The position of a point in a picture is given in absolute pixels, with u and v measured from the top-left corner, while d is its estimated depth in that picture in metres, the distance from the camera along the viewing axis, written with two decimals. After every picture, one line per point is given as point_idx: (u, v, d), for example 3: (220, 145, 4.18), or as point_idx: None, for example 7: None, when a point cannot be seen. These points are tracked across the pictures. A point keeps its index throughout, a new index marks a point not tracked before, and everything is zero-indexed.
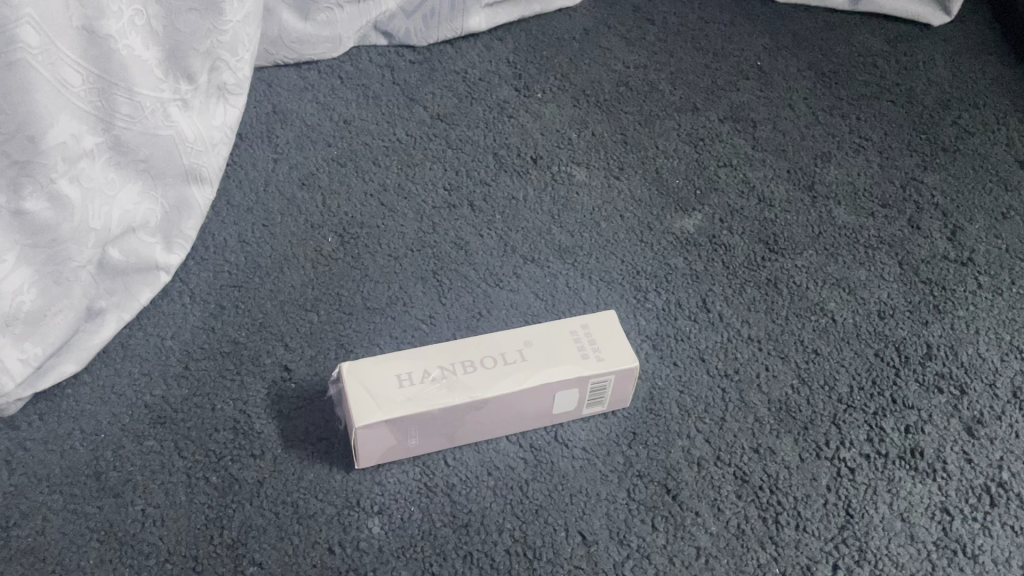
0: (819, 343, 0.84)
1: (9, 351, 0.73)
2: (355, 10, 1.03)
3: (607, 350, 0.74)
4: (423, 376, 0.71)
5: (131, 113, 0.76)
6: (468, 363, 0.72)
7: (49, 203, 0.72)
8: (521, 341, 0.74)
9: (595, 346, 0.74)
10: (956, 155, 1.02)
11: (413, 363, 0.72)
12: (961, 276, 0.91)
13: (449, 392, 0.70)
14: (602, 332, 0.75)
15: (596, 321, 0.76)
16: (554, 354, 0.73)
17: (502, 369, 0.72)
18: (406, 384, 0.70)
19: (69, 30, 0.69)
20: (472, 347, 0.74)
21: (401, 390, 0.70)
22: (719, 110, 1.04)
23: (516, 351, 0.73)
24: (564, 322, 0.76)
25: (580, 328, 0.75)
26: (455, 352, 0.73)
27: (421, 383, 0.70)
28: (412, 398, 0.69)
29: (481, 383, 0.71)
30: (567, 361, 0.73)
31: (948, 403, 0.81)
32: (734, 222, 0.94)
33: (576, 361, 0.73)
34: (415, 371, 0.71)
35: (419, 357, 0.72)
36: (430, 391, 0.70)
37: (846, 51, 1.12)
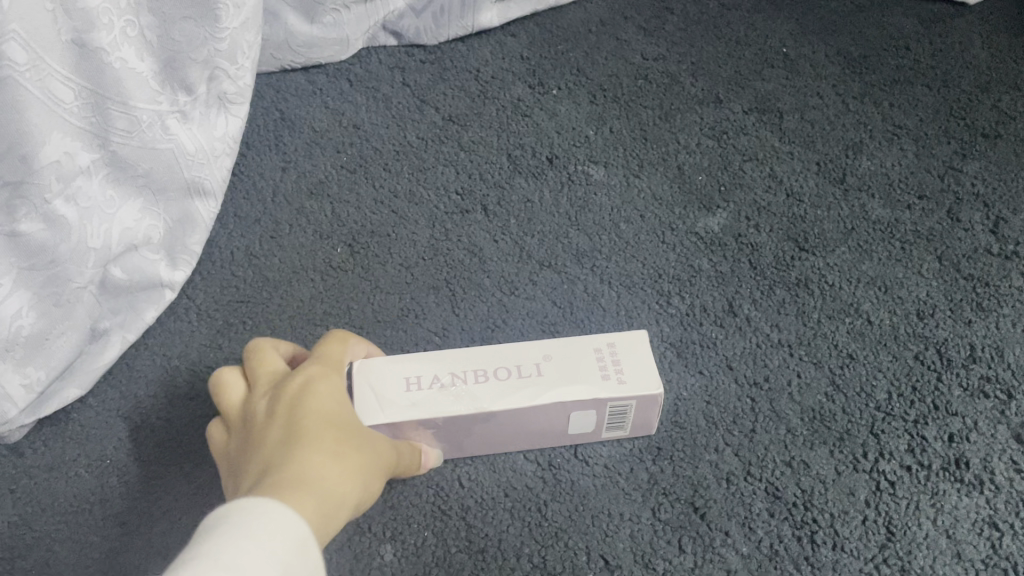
0: (854, 347, 0.80)
1: (10, 377, 0.71)
2: (363, 10, 0.99)
3: (630, 373, 0.68)
4: (432, 382, 0.67)
5: (128, 128, 0.73)
6: (481, 373, 0.68)
7: (45, 224, 0.70)
8: (540, 353, 0.69)
9: (619, 367, 0.68)
10: (997, 140, 0.96)
11: (424, 367, 0.68)
12: (1006, 271, 0.85)
13: (455, 402, 0.66)
14: (630, 352, 0.69)
15: (624, 340, 0.70)
16: (573, 371, 0.68)
17: (515, 382, 0.67)
18: (413, 388, 0.66)
19: (58, 45, 0.66)
20: (487, 356, 0.69)
21: (407, 394, 0.66)
22: (744, 102, 1.00)
23: (533, 364, 0.68)
24: (589, 338, 0.70)
25: (607, 346, 0.69)
26: (470, 359, 0.69)
27: (429, 388, 0.66)
28: (416, 404, 0.65)
29: (490, 395, 0.66)
30: (586, 380, 0.68)
31: (994, 409, 0.76)
32: (760, 219, 0.89)
33: (595, 381, 0.68)
34: (425, 375, 0.67)
35: (431, 361, 0.68)
36: (436, 398, 0.66)
37: (877, 33, 1.07)
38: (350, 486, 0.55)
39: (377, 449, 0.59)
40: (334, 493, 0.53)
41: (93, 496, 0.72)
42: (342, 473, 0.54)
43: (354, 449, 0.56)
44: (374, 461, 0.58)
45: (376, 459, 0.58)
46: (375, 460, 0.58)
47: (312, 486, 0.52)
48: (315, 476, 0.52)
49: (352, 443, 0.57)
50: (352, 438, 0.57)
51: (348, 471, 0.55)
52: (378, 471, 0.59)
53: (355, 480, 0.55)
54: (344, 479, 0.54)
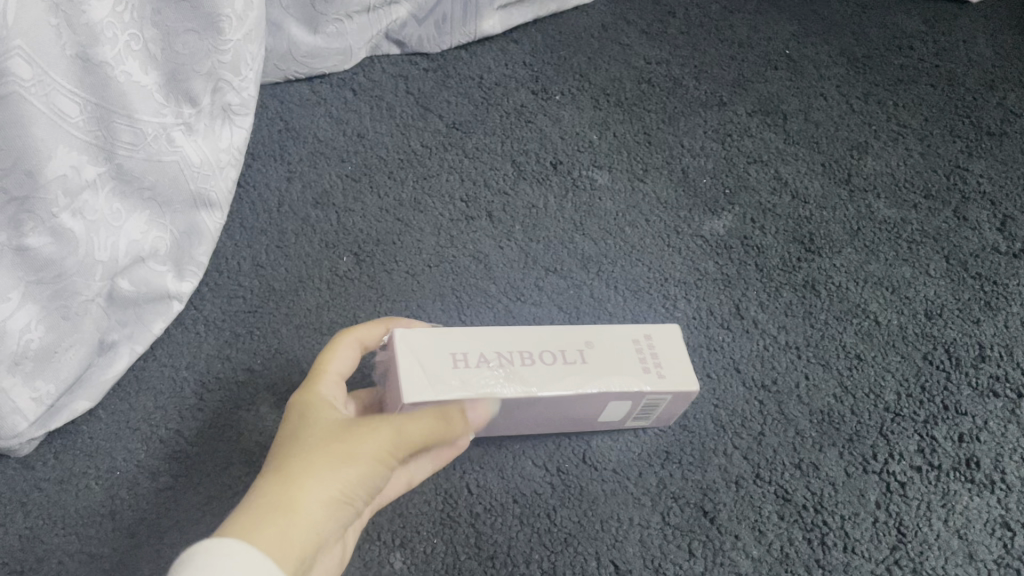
0: (862, 348, 0.80)
1: (20, 390, 0.71)
2: (366, 20, 0.99)
3: (668, 366, 0.69)
4: (481, 360, 0.64)
5: (132, 141, 0.74)
6: (527, 356, 0.66)
7: (52, 239, 0.70)
8: (582, 340, 0.68)
9: (657, 361, 0.69)
10: (1003, 138, 0.96)
11: (469, 344, 0.65)
12: (1014, 270, 0.86)
13: (506, 383, 0.64)
14: (665, 347, 0.70)
15: (658, 332, 0.71)
16: (616, 361, 0.68)
17: (561, 369, 0.66)
18: (462, 365, 0.63)
19: (62, 60, 0.66)
20: (531, 338, 0.67)
21: (457, 371, 0.63)
22: (747, 104, 0.99)
23: (577, 351, 0.68)
24: (626, 329, 0.70)
25: (644, 338, 0.70)
26: (514, 340, 0.67)
27: (478, 367, 0.64)
28: (467, 382, 0.62)
29: (538, 379, 0.65)
30: (628, 371, 0.68)
31: (1004, 409, 0.77)
32: (766, 221, 0.89)
33: (638, 375, 0.68)
34: (471, 353, 0.64)
35: (476, 339, 0.65)
36: (486, 378, 0.63)
37: (879, 33, 1.07)
38: (329, 474, 0.51)
39: (369, 428, 0.54)
40: (292, 501, 0.50)
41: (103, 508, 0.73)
42: (307, 475, 0.51)
43: (328, 446, 0.53)
44: (365, 444, 0.53)
45: (369, 441, 0.53)
46: (367, 444, 0.53)
47: (264, 504, 0.50)
48: (272, 492, 0.51)
49: (328, 441, 0.54)
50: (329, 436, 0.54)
51: (316, 468, 0.51)
52: (378, 450, 0.53)
53: (330, 474, 0.51)
54: (312, 480, 0.51)
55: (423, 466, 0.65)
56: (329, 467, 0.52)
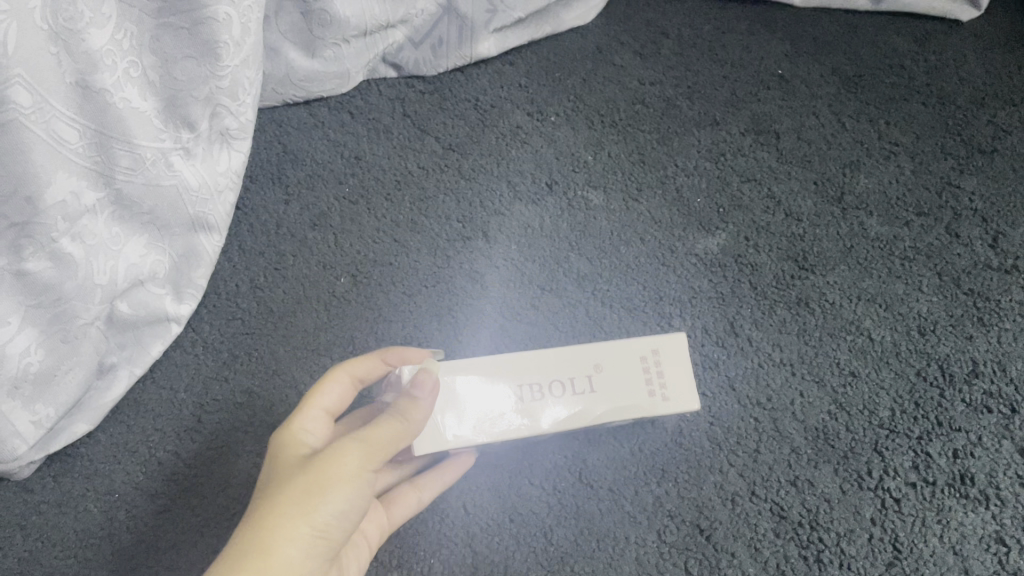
0: (856, 365, 0.82)
1: (19, 415, 0.73)
2: (362, 43, 0.95)
3: (674, 388, 0.69)
4: (488, 401, 0.68)
5: (132, 165, 0.74)
6: (535, 390, 0.68)
7: (52, 263, 0.71)
8: (590, 365, 0.69)
9: (664, 381, 0.69)
10: (995, 155, 0.95)
11: (478, 382, 0.68)
12: (1005, 285, 0.87)
13: (511, 424, 0.67)
14: (673, 361, 0.70)
15: (668, 346, 0.70)
16: (623, 387, 0.69)
17: (569, 400, 0.68)
18: (470, 408, 0.67)
19: (62, 87, 0.67)
20: (539, 366, 0.69)
21: (464, 416, 0.67)
22: (741, 123, 0.98)
23: (584, 378, 0.69)
24: (634, 343, 0.70)
25: (652, 354, 0.70)
26: (522, 373, 0.69)
27: (485, 409, 0.67)
28: (474, 426, 0.67)
29: (545, 414, 0.68)
30: (633, 396, 0.69)
31: (998, 424, 0.79)
32: (760, 240, 0.90)
33: (642, 398, 0.69)
34: (479, 393, 0.68)
35: (484, 376, 0.68)
36: (490, 422, 0.67)
37: (871, 53, 1.02)
38: (301, 509, 0.54)
39: (334, 455, 0.56)
40: (265, 543, 0.53)
41: (111, 527, 0.77)
42: (278, 516, 0.54)
43: (296, 481, 0.56)
44: (330, 473, 0.56)
45: (334, 468, 0.56)
46: (332, 472, 0.56)
47: (242, 552, 0.53)
48: (250, 536, 0.54)
49: (298, 475, 0.56)
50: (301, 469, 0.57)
51: (286, 508, 0.54)
52: (346, 476, 0.56)
53: (299, 511, 0.54)
54: (283, 519, 0.54)
55: (430, 490, 0.71)
56: (299, 504, 0.54)
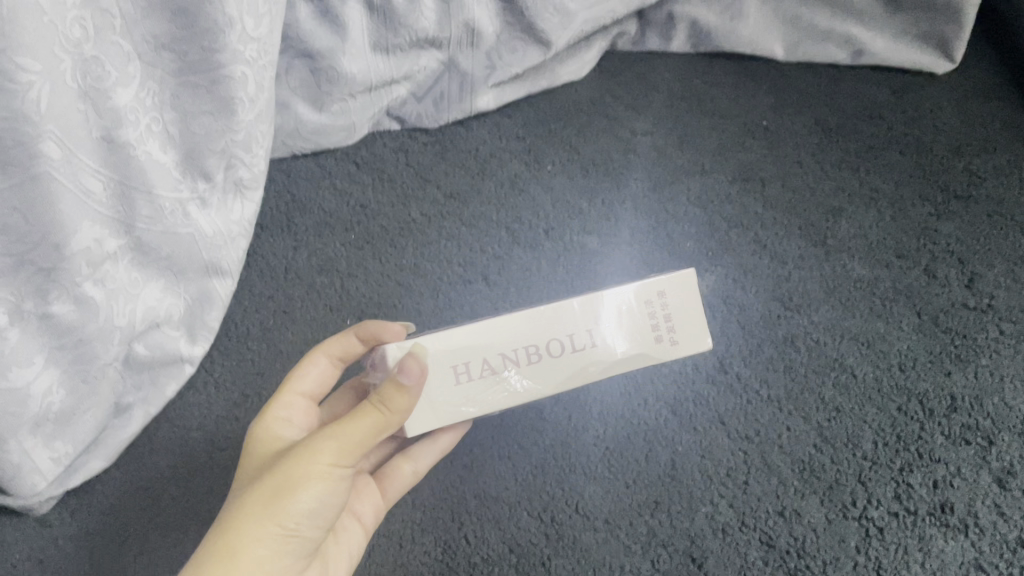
0: (840, 400, 0.87)
1: (41, 451, 0.77)
2: (368, 99, 1.00)
3: (682, 332, 0.65)
4: (483, 370, 0.63)
5: (152, 215, 0.79)
6: (532, 351, 0.63)
7: (75, 306, 0.75)
8: (591, 317, 0.64)
9: (670, 323, 0.65)
10: (970, 201, 0.99)
11: (469, 350, 0.63)
12: (982, 324, 0.91)
13: (510, 392, 0.63)
14: (679, 302, 0.65)
15: (673, 287, 0.65)
16: (628, 337, 0.64)
17: (571, 358, 0.64)
18: (464, 380, 0.63)
19: (88, 141, 0.72)
20: (535, 326, 0.64)
21: (458, 389, 0.63)
22: (729, 171, 1.02)
23: (586, 332, 0.64)
24: (638, 287, 0.64)
25: (657, 297, 0.65)
26: (516, 334, 0.63)
27: (481, 378, 0.63)
28: (471, 398, 0.63)
29: (547, 379, 0.64)
30: (640, 346, 0.64)
31: (976, 455, 0.85)
32: (748, 281, 0.95)
33: (649, 347, 0.65)
34: (473, 361, 0.63)
35: (473, 343, 0.63)
36: (487, 391, 0.63)
37: (852, 105, 1.06)
38: (267, 510, 0.57)
39: (306, 454, 0.58)
40: (234, 543, 0.57)
41: (141, 558, 0.83)
42: (244, 518, 0.57)
43: (267, 481, 0.59)
44: (298, 472, 0.58)
45: (305, 468, 0.58)
46: (300, 471, 0.58)
47: (215, 548, 0.57)
48: (219, 534, 0.58)
49: (271, 474, 0.59)
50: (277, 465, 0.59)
51: (253, 510, 0.58)
52: (316, 475, 0.58)
53: (265, 514, 0.57)
54: (249, 522, 0.57)
55: (421, 457, 0.76)
56: (265, 504, 0.58)
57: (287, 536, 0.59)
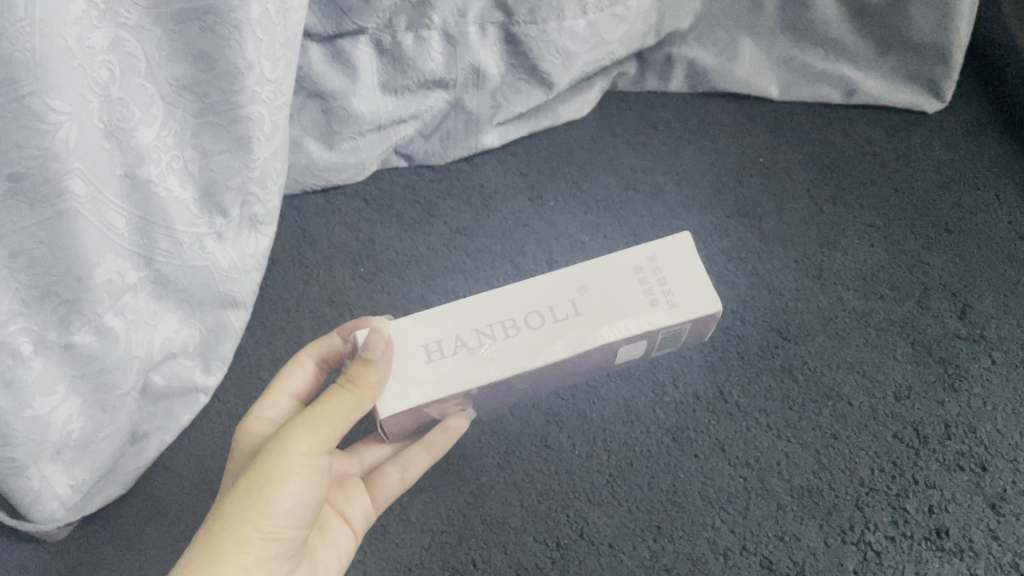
0: (837, 428, 0.90)
1: (60, 477, 0.80)
2: (377, 137, 1.04)
3: (678, 294, 0.72)
4: (457, 347, 0.70)
5: (170, 249, 0.82)
6: (511, 325, 0.71)
7: (96, 336, 0.78)
8: (574, 289, 0.72)
9: (664, 286, 0.72)
10: (960, 235, 1.02)
11: (443, 330, 0.71)
12: (974, 354, 0.94)
13: (488, 365, 0.69)
14: (671, 268, 0.73)
15: (663, 254, 0.73)
16: (612, 304, 0.72)
17: (552, 327, 0.71)
18: (437, 357, 0.70)
19: (113, 179, 0.74)
20: (513, 304, 0.72)
21: (433, 364, 0.69)
22: (726, 206, 1.06)
23: (568, 303, 0.72)
24: (628, 257, 0.73)
25: (648, 262, 0.73)
26: (493, 311, 0.72)
27: (455, 354, 0.70)
28: (447, 374, 0.69)
29: (523, 350, 0.70)
30: (630, 309, 0.71)
31: (970, 481, 0.87)
32: (746, 312, 0.97)
33: (643, 309, 0.71)
34: (446, 339, 0.70)
35: (447, 324, 0.71)
36: (463, 363, 0.69)
37: (845, 142, 1.10)
38: (253, 502, 0.62)
39: (285, 445, 0.64)
40: (224, 535, 0.61)
41: None
42: (232, 512, 0.62)
43: (249, 476, 0.63)
44: (281, 462, 0.63)
45: (285, 458, 0.63)
46: (282, 461, 0.63)
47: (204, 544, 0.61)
48: (207, 531, 0.62)
49: (252, 469, 0.64)
50: (256, 459, 0.64)
51: (239, 504, 0.62)
52: (296, 464, 0.63)
53: (252, 506, 0.62)
54: (237, 515, 0.61)
55: (414, 463, 0.80)
56: (250, 498, 0.62)
57: (273, 529, 0.63)
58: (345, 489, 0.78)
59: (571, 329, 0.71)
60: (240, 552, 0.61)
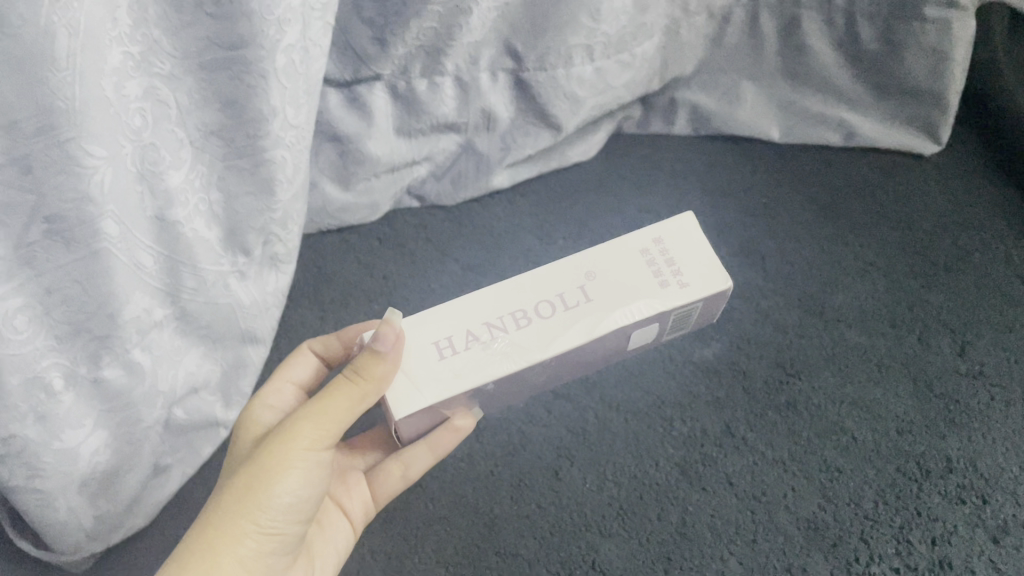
0: (841, 461, 0.92)
1: (86, 510, 0.83)
2: (391, 178, 1.08)
3: (687, 274, 0.75)
4: (468, 342, 0.72)
5: (196, 286, 0.85)
6: (523, 317, 0.74)
7: (124, 371, 0.80)
8: (582, 277, 0.75)
9: (672, 266, 0.75)
10: (958, 273, 1.05)
11: (453, 326, 0.73)
12: (973, 389, 0.96)
13: (501, 358, 0.72)
14: (677, 247, 0.76)
15: (669, 234, 0.76)
16: (622, 287, 0.74)
17: (564, 315, 0.74)
18: (449, 353, 0.72)
19: (144, 220, 0.78)
20: (523, 296, 0.75)
21: (446, 359, 0.72)
22: (729, 245, 1.09)
23: (579, 291, 0.75)
24: (634, 240, 0.76)
25: (654, 243, 0.76)
26: (503, 304, 0.74)
27: (467, 349, 0.72)
28: (460, 369, 0.71)
29: (536, 340, 0.72)
30: (642, 291, 0.74)
31: (971, 514, 0.89)
32: (751, 349, 1.00)
33: (655, 290, 0.74)
34: (457, 336, 0.73)
35: (457, 319, 0.74)
36: (476, 357, 0.72)
37: (844, 183, 1.13)
38: (254, 493, 0.65)
39: (288, 439, 0.66)
40: (225, 524, 0.64)
41: None
42: (234, 502, 0.64)
43: (252, 467, 0.66)
44: (282, 454, 0.66)
45: (287, 452, 0.66)
46: (284, 455, 0.66)
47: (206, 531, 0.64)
48: (209, 518, 0.64)
49: (255, 460, 0.66)
50: (259, 449, 0.67)
51: (241, 494, 0.65)
52: (297, 458, 0.66)
53: (253, 498, 0.65)
54: (238, 505, 0.64)
55: (417, 462, 0.81)
56: (252, 489, 0.65)
57: (273, 520, 0.66)
58: (346, 482, 0.82)
59: (584, 315, 0.73)
60: (240, 540, 0.64)
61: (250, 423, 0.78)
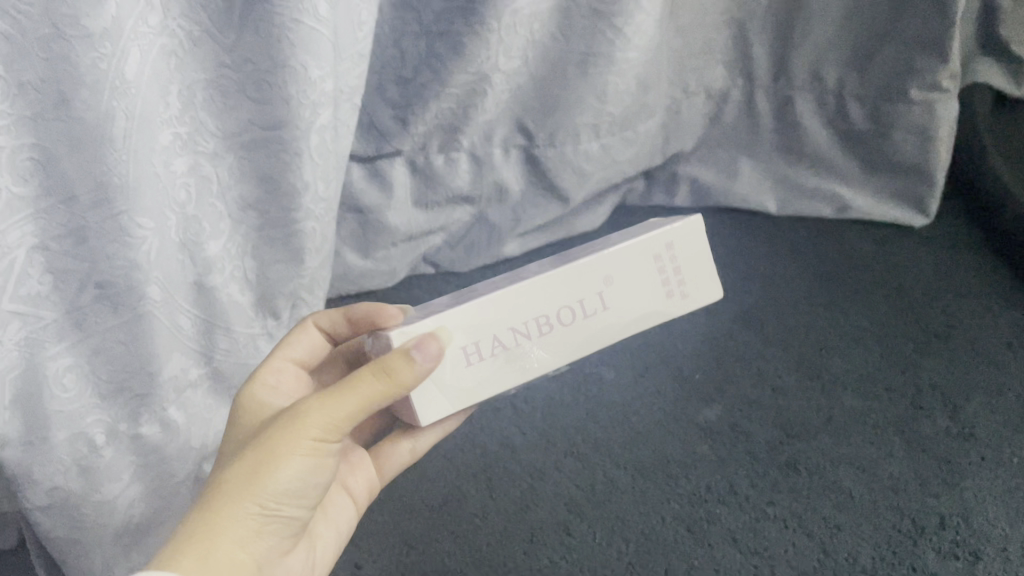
0: (840, 518, 0.96)
1: (121, 564, 0.87)
2: (407, 247, 1.14)
3: (694, 284, 0.70)
4: (491, 351, 0.65)
5: (228, 348, 0.91)
6: (542, 323, 0.66)
7: (160, 428, 0.85)
8: (601, 281, 0.67)
9: (678, 275, 0.69)
10: (949, 339, 1.10)
11: (475, 331, 0.65)
12: (964, 450, 1.01)
13: (521, 371, 0.66)
14: (688, 253, 0.69)
15: (681, 238, 0.68)
16: (637, 297, 0.68)
17: (581, 325, 0.67)
18: (474, 361, 0.65)
19: (185, 286, 0.84)
20: (544, 300, 0.66)
21: (471, 369, 0.65)
22: (730, 311, 1.15)
23: (596, 298, 0.67)
24: (648, 242, 0.68)
25: (666, 249, 0.68)
26: (522, 307, 0.66)
27: (491, 358, 0.65)
28: (483, 381, 0.65)
29: (555, 350, 0.67)
30: (653, 302, 0.68)
31: (965, 568, 0.92)
32: (751, 411, 1.05)
33: (665, 302, 0.69)
34: (479, 342, 0.65)
35: (478, 323, 0.65)
36: (497, 369, 0.66)
37: (836, 253, 1.20)
38: (255, 477, 0.59)
39: (296, 424, 0.60)
40: (223, 508, 0.58)
41: None
42: (233, 485, 0.58)
43: (257, 450, 0.60)
44: (292, 438, 0.59)
45: (293, 439, 0.59)
46: (290, 441, 0.59)
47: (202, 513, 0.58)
48: (208, 500, 0.59)
49: (260, 442, 0.60)
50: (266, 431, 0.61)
51: (243, 477, 0.59)
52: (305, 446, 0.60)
53: (252, 483, 0.58)
54: (238, 489, 0.58)
55: (420, 440, 0.80)
56: (254, 473, 0.59)
57: (273, 507, 0.59)
58: (350, 461, 0.79)
59: (600, 325, 0.67)
60: (235, 526, 0.58)
61: (257, 405, 0.73)
